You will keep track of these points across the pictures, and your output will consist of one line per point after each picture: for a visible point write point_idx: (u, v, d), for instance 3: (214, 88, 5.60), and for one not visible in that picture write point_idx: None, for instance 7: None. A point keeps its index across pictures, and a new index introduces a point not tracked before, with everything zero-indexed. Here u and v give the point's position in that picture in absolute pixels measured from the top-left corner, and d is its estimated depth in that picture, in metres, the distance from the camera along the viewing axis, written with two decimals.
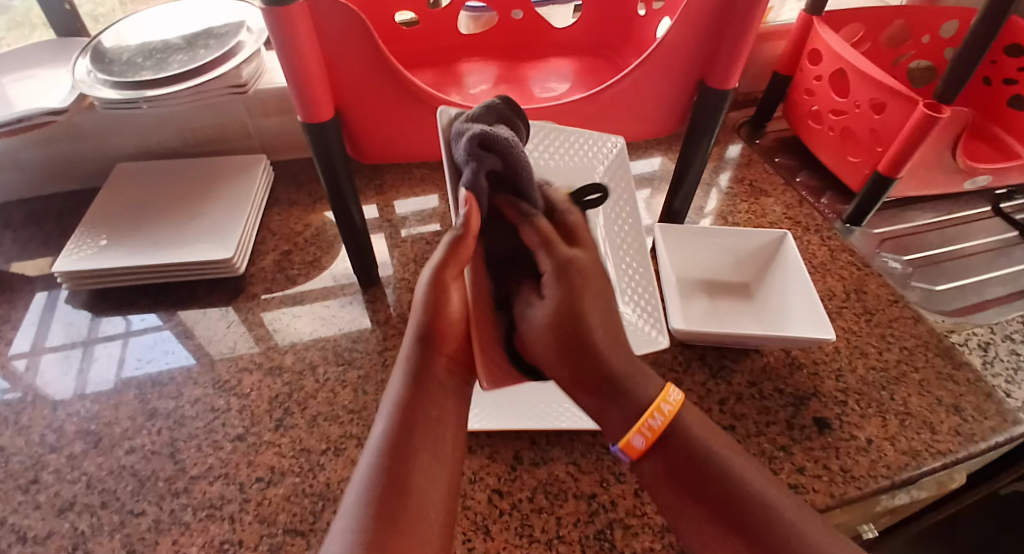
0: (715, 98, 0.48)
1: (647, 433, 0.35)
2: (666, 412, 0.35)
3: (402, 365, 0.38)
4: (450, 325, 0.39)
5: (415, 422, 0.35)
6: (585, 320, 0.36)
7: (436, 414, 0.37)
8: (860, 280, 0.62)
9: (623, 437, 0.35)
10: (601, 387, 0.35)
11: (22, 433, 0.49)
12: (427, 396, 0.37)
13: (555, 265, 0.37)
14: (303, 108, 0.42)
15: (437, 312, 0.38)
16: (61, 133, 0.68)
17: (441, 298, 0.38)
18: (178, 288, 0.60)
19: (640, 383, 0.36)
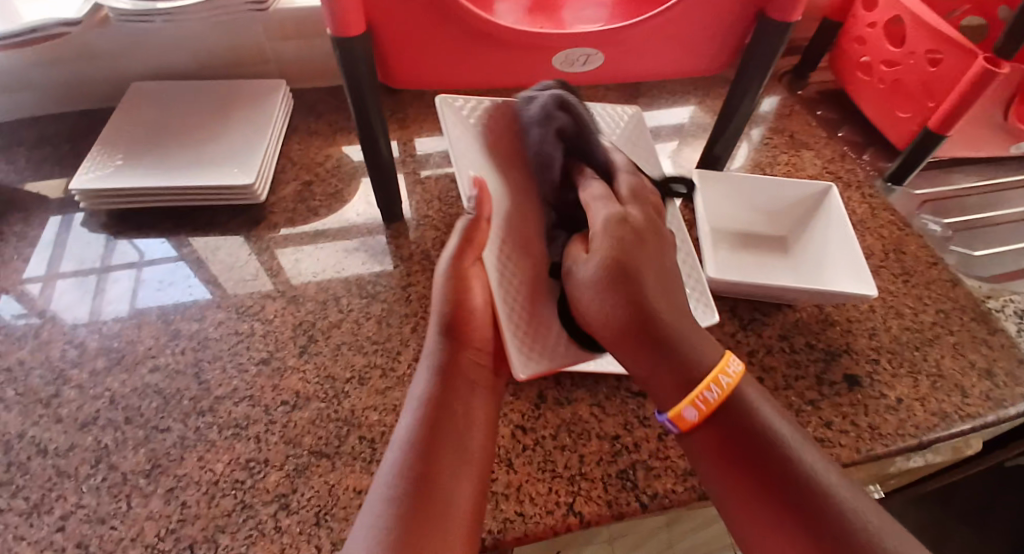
0: (772, 32, 0.45)
1: (700, 405, 0.34)
2: (726, 383, 0.34)
3: (427, 362, 0.40)
4: (471, 315, 0.42)
5: (441, 418, 0.37)
6: (643, 274, 0.36)
7: (460, 408, 0.38)
8: (899, 240, 0.60)
9: (674, 406, 0.35)
10: (656, 346, 0.35)
11: (42, 349, 0.49)
12: (451, 392, 0.38)
13: (606, 217, 0.38)
14: (333, 23, 0.40)
15: (458, 300, 0.41)
16: (72, 48, 0.65)
17: (464, 288, 0.42)
18: (197, 214, 0.59)
19: (701, 348, 0.35)
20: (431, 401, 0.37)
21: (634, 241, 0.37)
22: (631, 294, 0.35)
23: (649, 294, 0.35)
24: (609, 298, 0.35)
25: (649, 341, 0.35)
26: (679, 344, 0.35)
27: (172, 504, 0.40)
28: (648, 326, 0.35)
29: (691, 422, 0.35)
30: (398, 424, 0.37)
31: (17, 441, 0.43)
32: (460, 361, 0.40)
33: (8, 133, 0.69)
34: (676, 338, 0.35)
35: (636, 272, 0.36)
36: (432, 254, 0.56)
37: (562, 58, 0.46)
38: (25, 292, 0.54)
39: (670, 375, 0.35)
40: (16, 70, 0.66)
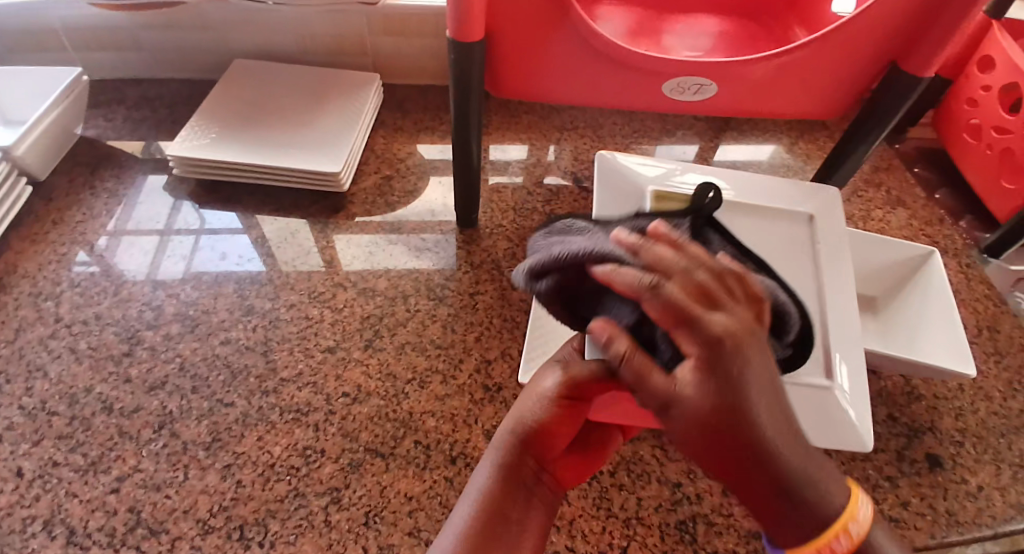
0: (902, 86, 0.44)
1: None
2: (859, 529, 0.24)
3: (491, 456, 0.34)
4: (563, 432, 0.34)
5: (495, 527, 0.32)
6: (751, 413, 0.23)
7: (517, 525, 0.33)
8: (994, 318, 0.55)
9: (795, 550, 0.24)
10: (785, 491, 0.23)
11: (120, 306, 0.50)
12: (508, 508, 0.33)
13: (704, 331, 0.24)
14: (454, 25, 0.40)
15: (552, 418, 0.33)
16: (184, 18, 0.68)
17: (563, 412, 0.33)
18: (279, 194, 0.60)
19: (821, 489, 0.24)
20: (490, 502, 0.33)
21: (724, 377, 0.23)
22: (713, 436, 0.23)
23: (764, 436, 0.23)
24: (686, 436, 0.24)
25: (772, 488, 0.23)
26: (807, 486, 0.24)
27: (227, 481, 0.40)
28: (754, 468, 0.23)
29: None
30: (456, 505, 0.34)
31: (84, 395, 0.45)
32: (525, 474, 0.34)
33: (112, 91, 0.72)
34: (805, 484, 0.23)
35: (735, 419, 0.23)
36: (502, 265, 0.55)
37: (673, 85, 0.46)
38: (93, 249, 0.55)
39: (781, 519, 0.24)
40: (129, 33, 0.69)
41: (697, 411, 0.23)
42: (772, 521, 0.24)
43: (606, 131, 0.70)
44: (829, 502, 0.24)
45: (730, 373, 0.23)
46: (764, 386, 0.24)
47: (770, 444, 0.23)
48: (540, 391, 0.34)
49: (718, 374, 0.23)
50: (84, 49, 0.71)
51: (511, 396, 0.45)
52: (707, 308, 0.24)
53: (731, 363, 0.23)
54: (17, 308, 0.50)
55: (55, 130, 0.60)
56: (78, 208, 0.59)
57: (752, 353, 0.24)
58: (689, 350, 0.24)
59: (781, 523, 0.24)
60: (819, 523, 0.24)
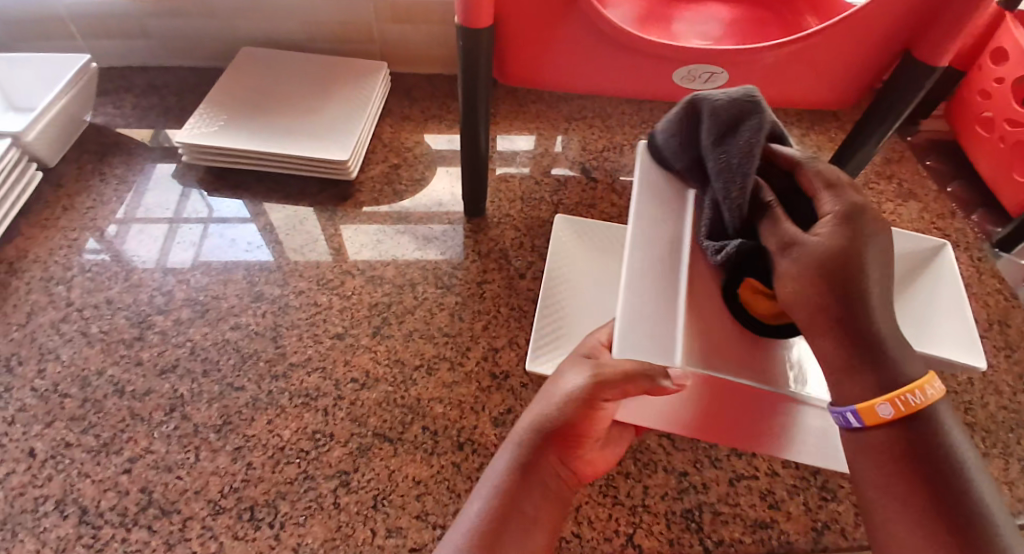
0: (915, 75, 0.43)
1: (902, 404, 0.28)
2: (929, 395, 0.28)
3: (511, 447, 0.35)
4: (585, 431, 0.34)
5: (507, 520, 0.32)
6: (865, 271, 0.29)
7: (529, 519, 0.33)
8: (1005, 312, 0.55)
9: (866, 399, 0.28)
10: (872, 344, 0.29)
11: (131, 291, 0.51)
12: (522, 502, 0.33)
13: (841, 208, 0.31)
14: (464, 10, 0.40)
15: (576, 416, 0.34)
16: (192, 5, 0.68)
17: (584, 414, 0.34)
18: (288, 182, 0.60)
19: (904, 361, 0.29)
20: (501, 498, 0.33)
21: (852, 231, 0.30)
22: (833, 280, 0.29)
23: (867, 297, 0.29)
24: (802, 273, 0.29)
25: (861, 335, 0.28)
26: (892, 348, 0.28)
27: (237, 463, 0.40)
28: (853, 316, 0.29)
29: (885, 420, 0.28)
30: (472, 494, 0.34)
31: (96, 378, 0.45)
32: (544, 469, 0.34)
33: (121, 78, 0.72)
34: (890, 345, 0.29)
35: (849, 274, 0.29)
36: (510, 254, 0.55)
37: (683, 73, 0.45)
38: (104, 235, 0.56)
39: (854, 375, 0.29)
40: (138, 20, 0.69)
41: (825, 246, 0.29)
42: (850, 369, 0.29)
43: (614, 121, 0.69)
44: (908, 370, 0.29)
45: (856, 232, 0.30)
46: (880, 261, 0.29)
47: (868, 304, 0.29)
48: (567, 390, 0.34)
49: (850, 225, 0.30)
50: (94, 36, 0.71)
51: (518, 384, 0.46)
52: (853, 194, 0.32)
53: (862, 229, 0.30)
54: (29, 292, 0.51)
55: (66, 116, 0.60)
56: (89, 194, 0.60)
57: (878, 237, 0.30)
58: (828, 209, 0.31)
59: (860, 374, 0.29)
60: (895, 381, 0.28)
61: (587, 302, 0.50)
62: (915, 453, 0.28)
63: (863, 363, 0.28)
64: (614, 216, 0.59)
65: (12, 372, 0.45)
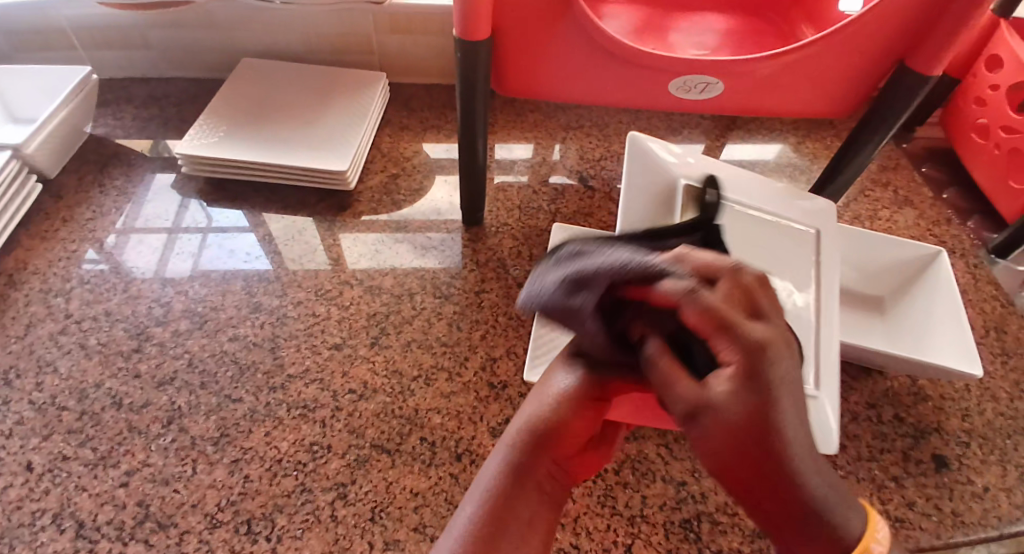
0: (911, 83, 0.44)
1: None
2: (878, 552, 0.25)
3: (504, 445, 0.34)
4: (578, 430, 0.34)
5: (502, 523, 0.31)
6: (781, 427, 0.23)
7: (523, 524, 0.31)
8: (1002, 319, 0.55)
9: None
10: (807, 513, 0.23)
11: (129, 303, 0.51)
12: (515, 503, 0.32)
13: (746, 355, 0.22)
14: (461, 23, 0.41)
15: (569, 415, 0.33)
16: (192, 17, 0.68)
17: (579, 413, 0.33)
18: (286, 192, 0.60)
19: (840, 510, 0.24)
20: (495, 502, 0.32)
21: (759, 387, 0.22)
22: (748, 455, 0.22)
23: (791, 460, 0.23)
24: (707, 445, 0.23)
25: (798, 510, 0.23)
26: (825, 506, 0.24)
27: (235, 475, 0.40)
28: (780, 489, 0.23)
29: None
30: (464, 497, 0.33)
31: (94, 390, 0.45)
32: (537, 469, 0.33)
33: (121, 89, 0.73)
34: (824, 503, 0.24)
35: (774, 445, 0.22)
36: (508, 263, 0.55)
37: (679, 83, 0.46)
38: (103, 247, 0.56)
39: (798, 545, 0.24)
40: (138, 32, 0.70)
41: (730, 417, 0.22)
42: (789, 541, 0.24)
43: (611, 130, 0.70)
44: (850, 527, 0.24)
45: (766, 383, 0.22)
46: (793, 397, 0.23)
47: (793, 468, 0.23)
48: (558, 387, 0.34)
49: (754, 386, 0.22)
50: (94, 48, 0.71)
51: (516, 394, 0.46)
52: (748, 319, 0.23)
53: (774, 382, 0.23)
54: (27, 304, 0.51)
55: (66, 128, 0.61)
56: (88, 205, 0.60)
57: (791, 366, 0.24)
58: (728, 359, 0.23)
59: (801, 547, 0.24)
60: (841, 550, 0.24)
61: None
62: None
63: (802, 532, 0.24)
64: (612, 225, 0.60)
65: (10, 385, 0.45)
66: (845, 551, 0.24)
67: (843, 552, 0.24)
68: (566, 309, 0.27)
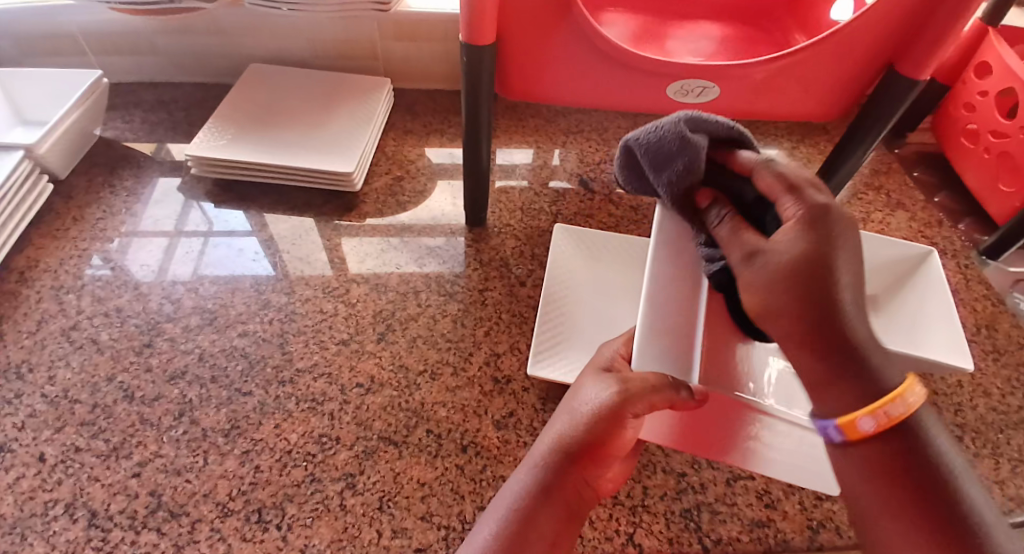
0: (901, 86, 0.45)
1: (882, 417, 0.27)
2: (912, 402, 0.27)
3: (531, 459, 0.35)
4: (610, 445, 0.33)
5: (526, 538, 0.31)
6: (837, 273, 0.28)
7: (547, 542, 0.32)
8: (992, 317, 0.56)
9: (847, 413, 0.28)
10: (848, 351, 0.28)
11: (140, 300, 0.52)
12: (541, 519, 0.32)
13: (806, 208, 0.29)
14: (467, 28, 0.42)
15: (597, 434, 0.33)
16: (202, 24, 0.70)
17: (611, 430, 0.33)
18: (294, 194, 0.62)
19: (884, 366, 0.28)
20: (519, 520, 0.32)
21: (820, 237, 0.28)
22: (801, 292, 0.28)
23: (836, 309, 0.28)
24: (767, 285, 0.29)
25: (842, 353, 0.28)
26: (867, 352, 0.28)
27: (245, 466, 0.41)
28: (832, 332, 0.28)
29: (867, 434, 0.27)
30: (493, 504, 0.34)
31: (105, 384, 0.46)
32: (566, 485, 0.33)
33: (130, 93, 0.74)
34: (865, 352, 0.28)
35: (822, 279, 0.28)
36: (510, 263, 0.57)
37: (677, 88, 0.47)
38: (108, 249, 0.57)
39: (833, 385, 0.28)
40: (148, 38, 0.71)
41: (791, 259, 0.28)
42: (830, 384, 0.28)
43: (611, 134, 0.71)
44: (890, 378, 0.28)
45: (825, 232, 0.29)
46: (847, 256, 0.29)
47: (844, 311, 0.28)
48: (591, 402, 0.34)
49: (811, 229, 0.29)
50: (105, 52, 0.73)
51: (520, 388, 0.47)
52: (814, 191, 0.31)
53: (830, 236, 0.29)
54: (40, 301, 0.52)
55: (77, 130, 0.62)
56: (98, 205, 0.61)
57: (847, 238, 0.29)
58: (792, 213, 0.30)
59: (837, 387, 0.28)
60: (876, 391, 0.27)
61: (587, 309, 0.51)
62: (905, 466, 0.27)
63: (841, 377, 0.28)
64: (612, 226, 0.61)
65: (23, 379, 0.46)
66: (882, 393, 0.27)
67: (876, 396, 0.27)
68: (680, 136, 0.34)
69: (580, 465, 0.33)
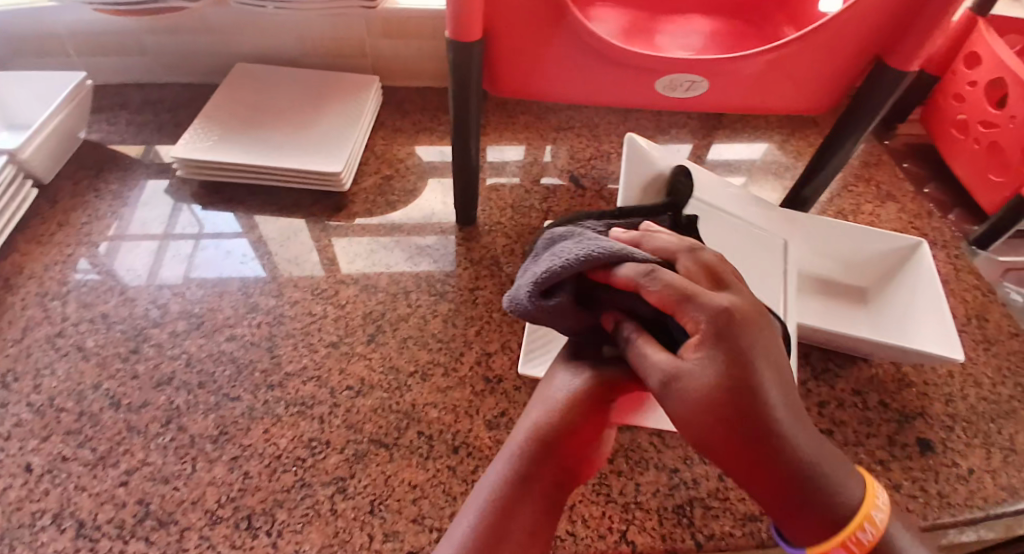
0: (890, 79, 0.45)
1: (855, 547, 0.27)
2: (880, 521, 0.28)
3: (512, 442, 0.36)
4: (587, 429, 0.35)
5: (506, 524, 0.32)
6: (762, 391, 0.28)
7: (526, 529, 0.33)
8: (983, 307, 0.56)
9: (823, 548, 0.27)
10: (797, 481, 0.27)
11: (126, 305, 0.51)
12: (522, 504, 0.33)
13: (712, 321, 0.29)
14: (453, 24, 0.42)
15: (573, 420, 0.35)
16: (186, 23, 0.69)
17: (587, 415, 0.35)
18: (281, 195, 0.61)
19: (837, 480, 0.28)
20: (498, 508, 0.33)
21: (734, 353, 0.28)
22: (733, 425, 0.28)
23: (776, 435, 0.28)
24: (697, 423, 0.28)
25: (792, 480, 0.27)
26: (820, 476, 0.28)
27: (234, 472, 0.41)
28: (772, 465, 0.28)
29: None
30: (476, 491, 0.34)
31: (92, 391, 0.45)
32: (545, 470, 0.34)
33: (114, 95, 0.73)
34: (816, 473, 0.28)
35: (753, 408, 0.28)
36: (501, 261, 0.56)
37: (665, 83, 0.47)
38: (95, 253, 0.56)
39: (798, 514, 0.28)
40: (131, 38, 0.70)
41: (709, 390, 0.28)
42: (794, 517, 0.28)
43: (601, 130, 0.71)
44: (848, 497, 0.28)
45: (735, 344, 0.29)
46: (765, 368, 0.29)
47: (782, 432, 0.28)
48: (567, 389, 0.36)
49: (721, 346, 0.29)
50: (88, 54, 0.72)
51: (511, 387, 0.46)
52: (712, 293, 0.31)
53: (743, 345, 0.29)
54: (25, 308, 0.51)
55: (60, 134, 0.61)
56: (83, 210, 0.60)
57: (761, 343, 0.30)
58: (695, 325, 0.30)
59: (801, 516, 0.28)
60: (841, 518, 0.27)
61: None
62: None
63: (801, 508, 0.28)
64: None
65: (8, 388, 0.46)
66: (845, 520, 0.27)
67: (842, 523, 0.27)
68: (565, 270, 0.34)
69: (557, 451, 0.34)
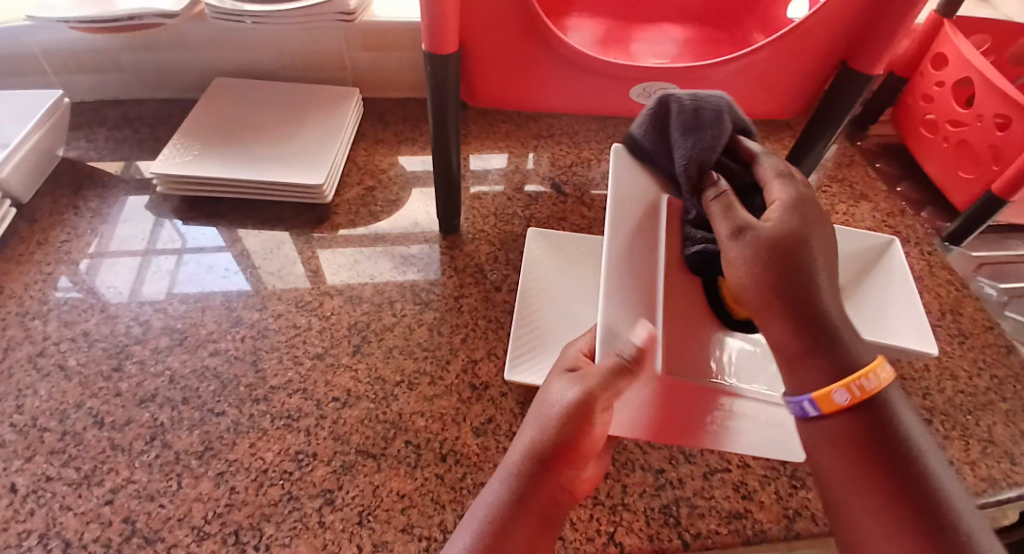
0: (856, 83, 0.46)
1: (853, 392, 0.30)
2: (880, 380, 0.30)
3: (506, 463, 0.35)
4: (582, 447, 0.34)
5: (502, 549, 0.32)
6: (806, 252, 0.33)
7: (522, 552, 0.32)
8: (957, 301, 0.58)
9: (822, 389, 0.31)
10: (815, 329, 0.31)
11: (108, 322, 0.51)
12: (518, 528, 0.32)
13: (791, 198, 0.35)
14: (429, 38, 0.42)
15: (568, 439, 0.33)
16: (164, 40, 0.69)
17: (581, 431, 0.33)
18: (264, 208, 0.61)
19: (849, 346, 0.32)
20: (492, 533, 0.32)
21: (800, 224, 0.33)
22: (776, 263, 0.32)
23: (808, 288, 0.32)
24: (741, 263, 0.33)
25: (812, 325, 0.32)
26: (834, 330, 0.32)
27: (220, 488, 0.41)
28: (796, 312, 0.32)
29: (842, 407, 0.30)
30: (471, 514, 0.34)
31: (74, 410, 0.45)
32: (541, 492, 0.33)
33: (93, 111, 0.73)
34: (834, 329, 0.32)
35: (794, 261, 0.32)
36: (485, 268, 0.57)
37: (639, 91, 0.48)
38: (77, 271, 0.56)
39: (807, 361, 0.32)
40: (109, 55, 0.70)
41: (774, 235, 0.33)
42: (801, 358, 0.32)
43: (581, 137, 0.72)
44: (857, 358, 0.31)
45: (802, 222, 0.33)
46: (819, 251, 0.33)
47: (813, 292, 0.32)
48: (562, 403, 0.34)
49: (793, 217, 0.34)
50: (65, 71, 0.71)
51: (498, 393, 0.47)
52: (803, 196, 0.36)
53: (806, 223, 0.33)
54: (5, 327, 0.51)
55: (39, 151, 0.61)
56: (63, 227, 0.60)
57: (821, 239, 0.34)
58: (776, 199, 0.35)
59: (811, 360, 0.32)
60: (845, 369, 0.31)
61: (560, 311, 0.52)
62: (879, 444, 0.29)
63: (810, 354, 0.32)
64: (584, 228, 0.62)
65: None
66: (850, 371, 0.31)
67: (845, 372, 0.31)
68: (713, 114, 0.38)
69: (551, 472, 0.33)
